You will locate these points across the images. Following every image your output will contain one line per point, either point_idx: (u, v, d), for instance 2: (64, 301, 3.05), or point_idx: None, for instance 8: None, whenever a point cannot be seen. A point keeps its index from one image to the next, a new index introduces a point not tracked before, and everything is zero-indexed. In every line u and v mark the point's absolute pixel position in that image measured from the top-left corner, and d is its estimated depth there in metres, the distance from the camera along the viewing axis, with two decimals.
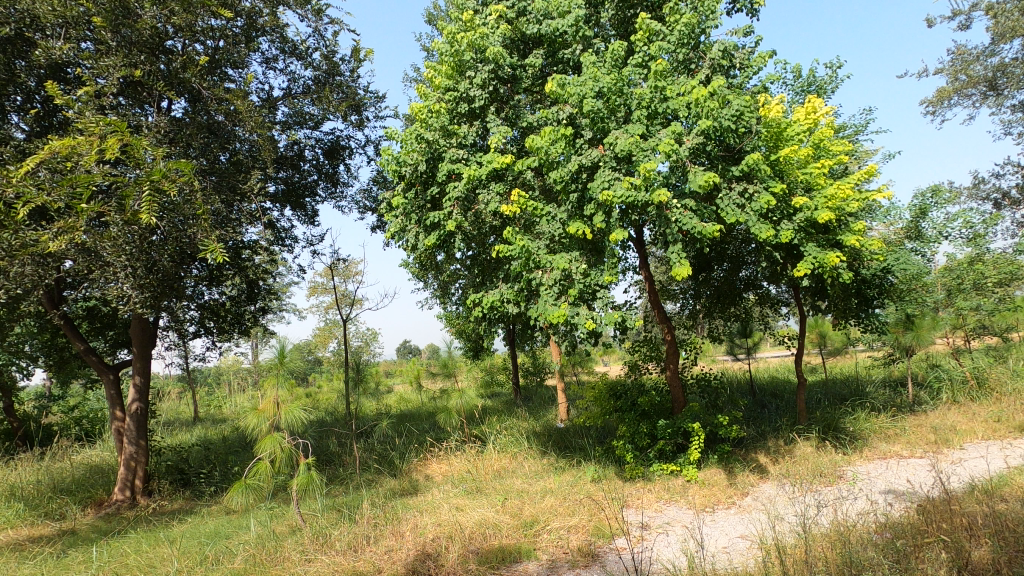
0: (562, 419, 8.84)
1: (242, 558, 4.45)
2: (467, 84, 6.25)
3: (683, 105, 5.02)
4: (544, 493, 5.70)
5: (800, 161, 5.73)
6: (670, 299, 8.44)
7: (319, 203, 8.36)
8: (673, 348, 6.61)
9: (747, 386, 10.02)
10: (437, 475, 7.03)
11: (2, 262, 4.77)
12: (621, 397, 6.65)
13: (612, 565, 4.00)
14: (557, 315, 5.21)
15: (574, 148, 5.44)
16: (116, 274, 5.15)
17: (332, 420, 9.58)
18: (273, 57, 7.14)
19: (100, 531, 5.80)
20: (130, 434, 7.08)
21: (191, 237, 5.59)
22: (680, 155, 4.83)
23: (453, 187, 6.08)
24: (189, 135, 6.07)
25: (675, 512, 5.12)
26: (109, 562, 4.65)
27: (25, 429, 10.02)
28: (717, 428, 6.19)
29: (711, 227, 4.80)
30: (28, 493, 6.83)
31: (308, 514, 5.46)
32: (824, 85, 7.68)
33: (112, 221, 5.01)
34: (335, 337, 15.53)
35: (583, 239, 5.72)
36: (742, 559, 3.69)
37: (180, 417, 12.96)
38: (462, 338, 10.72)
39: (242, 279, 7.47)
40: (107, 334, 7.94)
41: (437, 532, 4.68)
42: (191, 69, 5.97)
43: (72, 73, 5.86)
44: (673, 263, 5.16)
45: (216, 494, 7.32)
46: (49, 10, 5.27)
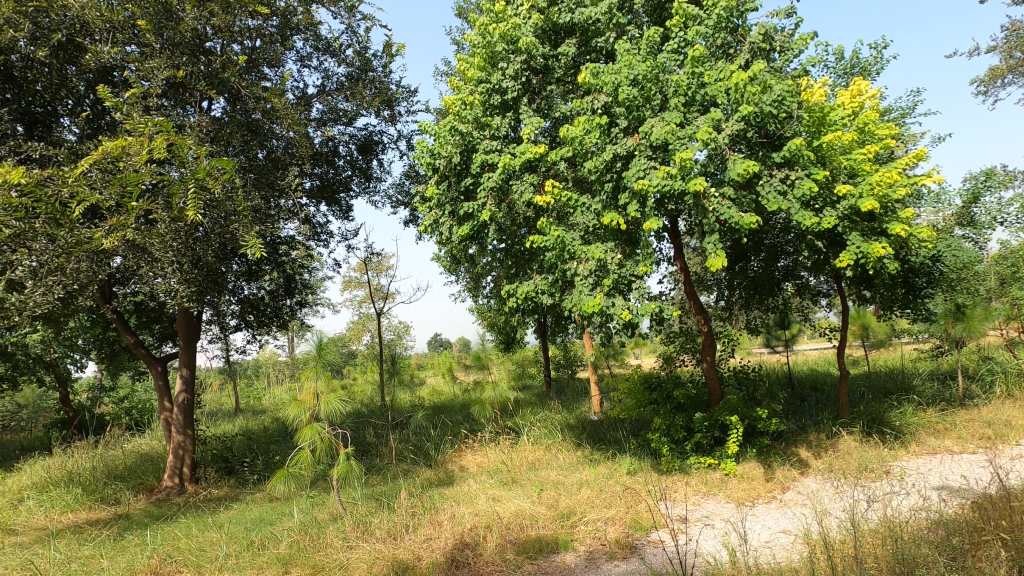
0: (596, 411, 8.80)
1: (287, 544, 4.59)
2: (500, 75, 6.27)
3: (721, 91, 4.94)
4: (580, 485, 5.69)
5: (844, 146, 5.54)
6: (703, 291, 8.29)
7: (353, 198, 8.49)
8: (710, 341, 6.47)
9: (786, 379, 9.78)
10: (472, 467, 7.09)
11: (59, 259, 5.02)
12: (655, 389, 6.58)
13: (652, 558, 3.98)
14: (592, 306, 5.14)
15: (609, 138, 5.35)
16: (163, 269, 5.36)
17: (368, 412, 9.74)
18: (308, 55, 7.26)
19: (152, 516, 6.06)
20: (177, 424, 7.34)
21: (233, 233, 5.75)
22: (719, 143, 4.72)
23: (487, 177, 6.08)
24: (229, 134, 6.22)
25: (715, 506, 5.05)
26: (162, 545, 4.87)
27: (80, 419, 10.55)
28: (755, 421, 6.07)
29: (749, 217, 4.67)
30: (85, 480, 7.18)
31: (348, 503, 5.58)
32: (868, 66, 7.40)
33: (159, 218, 5.18)
34: (369, 331, 15.76)
35: (617, 229, 5.68)
36: (786, 554, 3.63)
37: (222, 408, 13.42)
38: (494, 331, 10.79)
39: (279, 274, 7.66)
40: (154, 327, 8.24)
41: (475, 522, 4.74)
42: (231, 69, 6.13)
43: (118, 77, 6.10)
44: (709, 253, 5.03)
45: (260, 482, 7.54)
46: (97, 16, 5.47)
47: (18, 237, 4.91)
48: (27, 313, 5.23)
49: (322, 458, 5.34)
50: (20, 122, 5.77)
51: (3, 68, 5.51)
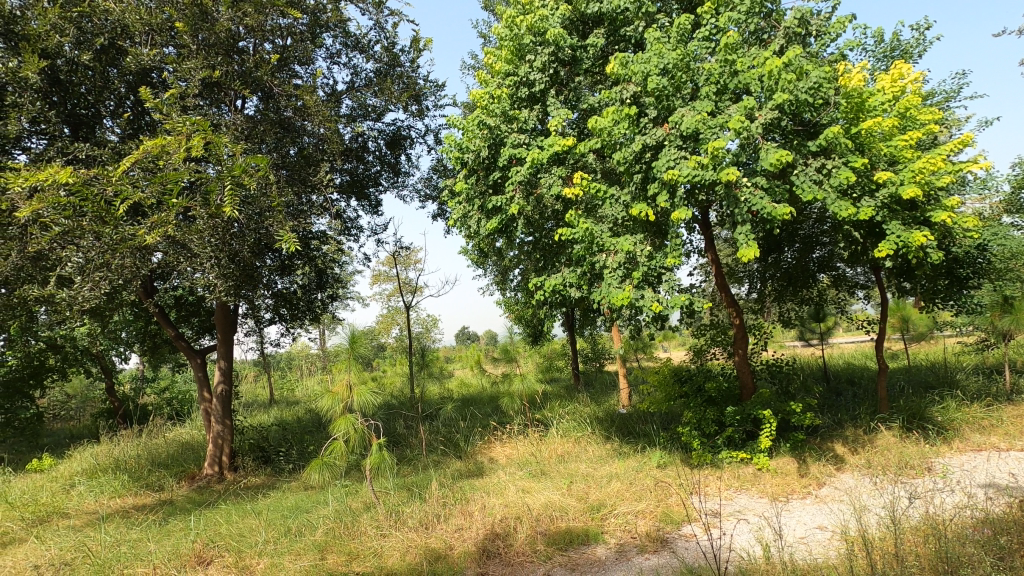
0: (625, 404, 8.75)
1: (322, 531, 4.72)
2: (528, 68, 6.25)
3: (754, 79, 4.83)
4: (610, 477, 5.69)
5: (884, 133, 5.35)
6: (735, 283, 8.14)
7: (382, 193, 8.59)
8: (741, 334, 6.36)
9: (821, 373, 9.56)
10: (501, 458, 7.15)
11: (105, 255, 5.23)
12: (686, 382, 6.51)
13: (683, 552, 3.96)
14: (621, 298, 5.10)
15: (639, 128, 5.28)
16: (202, 264, 5.55)
17: (399, 403, 9.90)
18: (337, 52, 7.36)
19: (194, 502, 6.30)
20: (216, 414, 7.58)
21: (267, 229, 5.88)
22: (752, 132, 4.62)
23: (515, 170, 6.08)
24: (263, 131, 6.35)
25: (747, 500, 4.99)
26: (205, 530, 5.06)
27: (124, 409, 10.99)
28: (789, 416, 5.95)
29: (783, 207, 4.55)
30: (131, 467, 7.49)
31: (380, 492, 5.70)
32: (910, 48, 7.12)
33: (198, 214, 5.32)
34: (397, 324, 15.97)
35: (646, 221, 5.63)
36: (823, 550, 3.57)
37: (258, 399, 13.79)
38: (522, 324, 10.82)
39: (311, 268, 7.82)
40: (194, 321, 8.53)
41: (505, 512, 4.80)
42: (263, 68, 6.25)
43: (157, 77, 6.30)
44: (740, 244, 4.91)
45: (295, 471, 7.74)
46: (137, 19, 5.64)
47: (67, 235, 5.14)
48: (77, 307, 5.47)
49: (355, 448, 5.46)
50: (66, 124, 6.02)
51: (50, 73, 5.74)
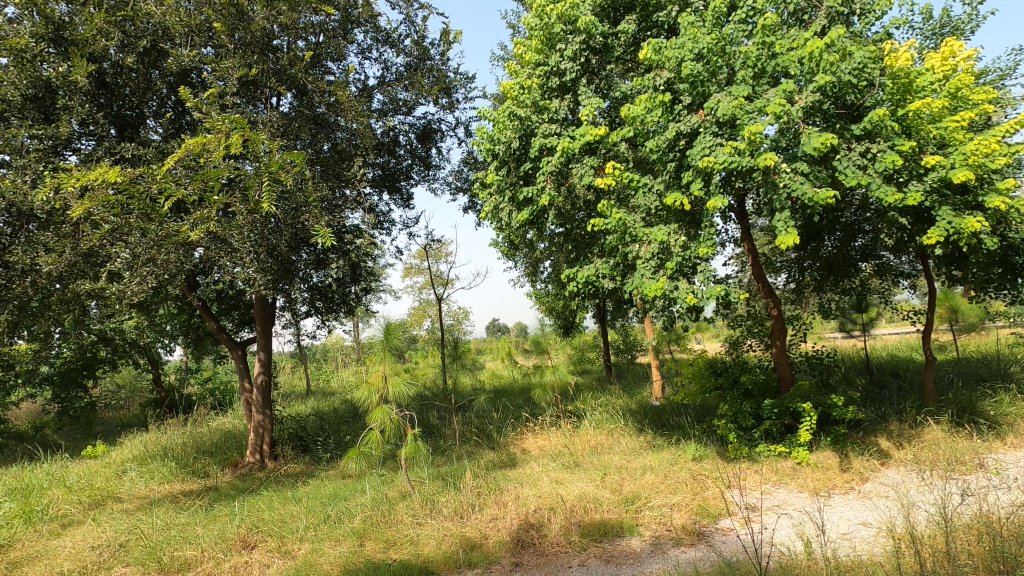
0: (658, 396, 8.66)
1: (360, 519, 4.83)
2: (558, 57, 6.19)
3: (794, 61, 4.67)
4: (644, 470, 5.64)
5: (933, 114, 5.11)
6: (772, 273, 7.93)
7: (414, 186, 8.67)
8: (779, 325, 6.20)
9: (863, 365, 9.26)
10: (534, 450, 7.18)
11: (151, 251, 5.42)
12: (721, 374, 6.39)
13: (720, 545, 3.92)
14: (655, 289, 5.02)
15: (673, 115, 5.17)
16: (242, 259, 5.70)
17: (432, 395, 10.03)
18: (368, 47, 7.42)
19: (238, 489, 6.52)
20: (257, 404, 7.81)
21: (303, 224, 6.00)
22: (792, 116, 4.46)
23: (547, 161, 6.04)
24: (298, 127, 6.48)
25: (786, 495, 4.89)
26: (248, 515, 5.24)
27: (171, 398, 11.45)
28: (830, 409, 5.78)
29: (825, 193, 4.39)
30: (178, 454, 7.81)
31: (416, 481, 5.80)
32: (962, 24, 6.76)
33: (238, 210, 5.47)
34: (429, 316, 16.14)
35: (680, 210, 5.53)
36: (868, 547, 3.48)
37: (295, 390, 14.17)
38: (553, 316, 10.80)
39: (345, 262, 7.95)
40: (234, 314, 8.80)
41: (539, 503, 4.82)
42: (297, 65, 6.36)
43: (196, 77, 6.49)
44: (780, 232, 4.75)
45: (333, 460, 7.94)
46: (178, 21, 5.82)
47: (116, 231, 5.37)
48: (126, 301, 5.69)
49: (391, 438, 5.56)
50: (113, 125, 6.26)
51: (98, 75, 5.96)
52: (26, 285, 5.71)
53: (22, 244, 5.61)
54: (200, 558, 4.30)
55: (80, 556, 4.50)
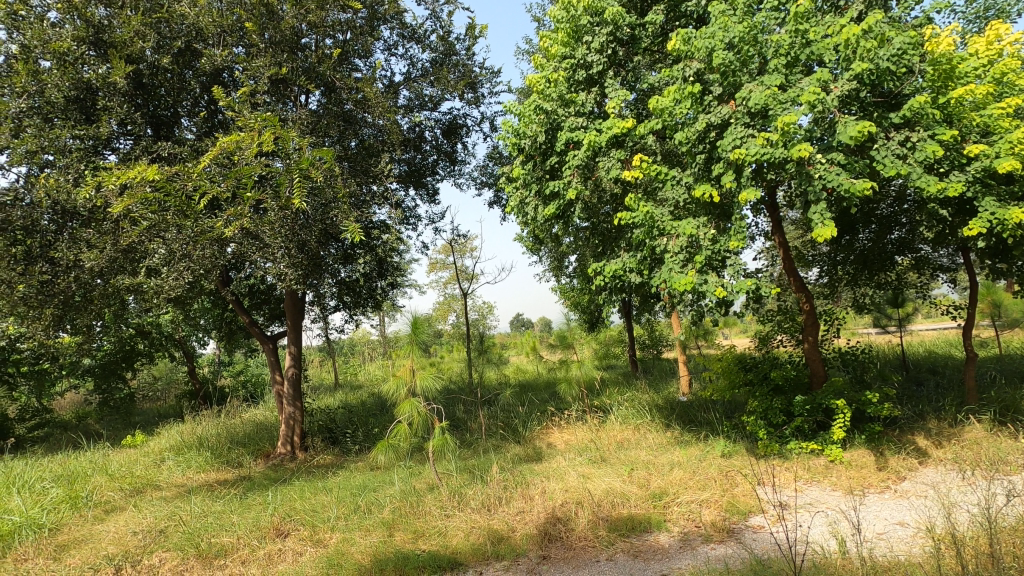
0: (685, 392, 8.57)
1: (389, 510, 4.91)
2: (585, 50, 6.14)
3: (829, 48, 4.55)
4: (672, 465, 5.60)
5: (976, 102, 4.92)
6: (803, 267, 7.75)
7: (439, 181, 8.72)
8: (812, 320, 6.06)
9: (899, 361, 9.00)
10: (560, 444, 7.18)
11: (187, 246, 5.58)
12: (751, 370, 6.28)
13: (750, 543, 3.87)
14: (683, 283, 4.96)
15: (703, 106, 5.09)
16: (274, 254, 5.83)
17: (458, 389, 10.11)
18: (395, 43, 7.47)
19: (271, 479, 6.69)
20: (288, 396, 7.99)
21: (333, 219, 6.09)
22: (827, 105, 4.35)
23: (573, 155, 6.01)
24: (327, 124, 6.57)
25: (819, 493, 4.80)
26: (281, 504, 5.37)
27: (205, 390, 11.79)
28: (864, 406, 5.63)
29: (862, 183, 4.26)
30: (213, 445, 8.04)
31: (443, 474, 5.87)
32: (1009, 6, 6.45)
33: (270, 207, 5.59)
34: (454, 311, 16.26)
35: (709, 203, 5.44)
36: (906, 547, 3.39)
37: (324, 383, 14.44)
38: (579, 310, 10.77)
39: (372, 257, 8.05)
40: (265, 308, 9.00)
41: (567, 497, 4.83)
42: (326, 63, 6.44)
43: (228, 77, 6.64)
44: (814, 225, 4.63)
45: (361, 452, 8.07)
46: (211, 22, 5.96)
47: (155, 228, 5.55)
48: (163, 295, 5.87)
49: (418, 431, 5.63)
50: (149, 125, 6.44)
51: (135, 76, 6.14)
52: (70, 280, 5.94)
53: (67, 241, 5.84)
54: (236, 545, 4.44)
55: (123, 541, 4.68)
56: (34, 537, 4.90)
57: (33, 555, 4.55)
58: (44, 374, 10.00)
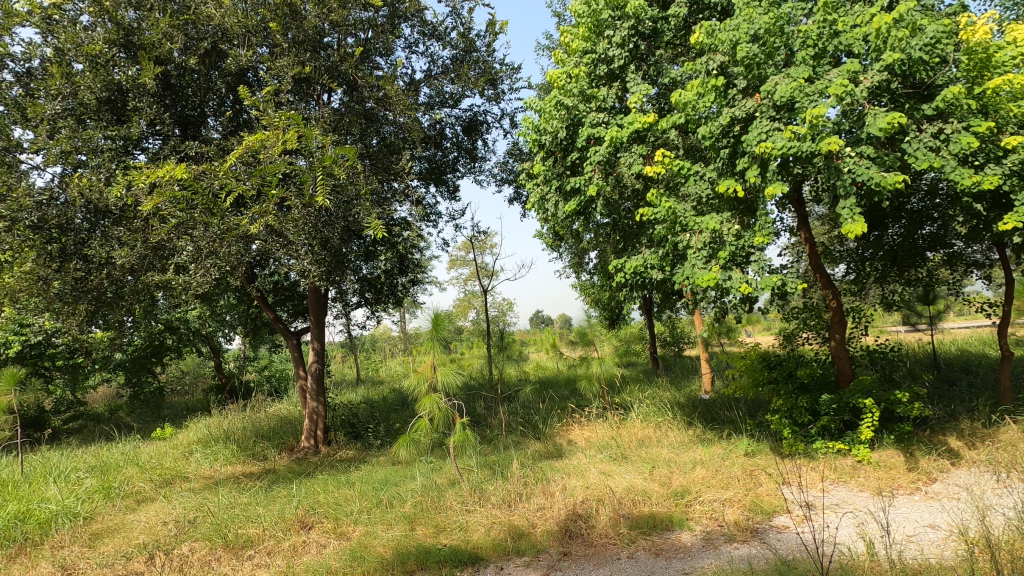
0: (707, 390, 8.46)
1: (411, 504, 4.96)
2: (606, 44, 6.10)
3: (858, 38, 4.43)
4: (694, 464, 5.54)
5: (1013, 92, 4.74)
6: (830, 263, 7.59)
7: (460, 178, 8.74)
8: (839, 317, 5.93)
9: (930, 360, 8.75)
10: (580, 441, 7.16)
11: (214, 244, 5.69)
12: (775, 367, 6.18)
13: (775, 543, 3.81)
14: (707, 279, 4.89)
15: (727, 100, 5.01)
16: (298, 251, 5.91)
17: (478, 385, 10.14)
18: (415, 41, 7.50)
19: (295, 472, 6.80)
20: (311, 391, 8.10)
21: (355, 217, 6.15)
22: (857, 97, 4.24)
23: (594, 150, 5.96)
24: (349, 122, 6.64)
25: (846, 493, 4.70)
26: (306, 497, 5.46)
27: (231, 384, 12.03)
28: (894, 405, 5.49)
29: (893, 177, 4.15)
30: (239, 438, 8.21)
31: (464, 469, 5.89)
32: None
33: (294, 205, 5.68)
34: (474, 307, 16.30)
35: (733, 198, 5.36)
36: (937, 550, 3.31)
37: (346, 378, 14.62)
38: (599, 307, 10.71)
39: (393, 254, 8.11)
40: (289, 304, 9.14)
41: (587, 494, 4.82)
42: (348, 61, 6.50)
43: (253, 76, 6.74)
44: (843, 220, 4.53)
45: (383, 447, 8.16)
46: (236, 23, 6.06)
47: (183, 226, 5.67)
48: (191, 292, 6.00)
49: (439, 427, 5.67)
50: (177, 125, 6.57)
51: (164, 77, 6.28)
52: (102, 276, 6.12)
53: (99, 239, 6.01)
54: (262, 536, 4.53)
55: (154, 530, 4.81)
56: (70, 525, 5.06)
57: (69, 543, 4.70)
58: (78, 368, 10.31)
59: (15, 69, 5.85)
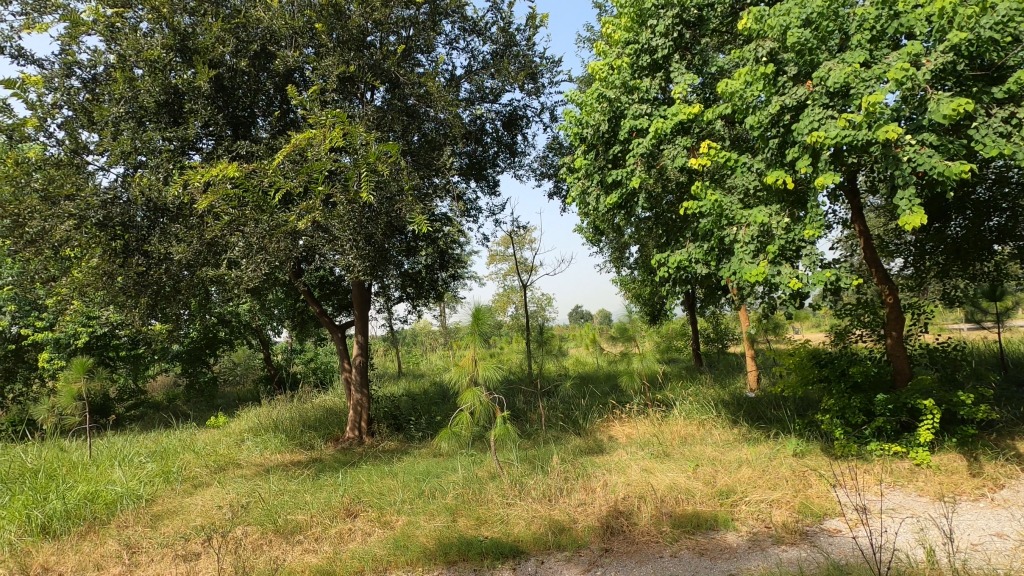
0: (753, 388, 8.23)
1: (453, 496, 5.03)
2: (649, 34, 5.99)
3: (921, 19, 4.19)
4: (740, 463, 5.41)
5: None
6: (886, 257, 7.24)
7: (499, 173, 8.76)
8: (896, 314, 5.65)
9: (996, 359, 8.26)
10: (621, 437, 7.10)
11: (264, 240, 5.88)
12: (826, 365, 5.95)
13: (826, 547, 3.68)
14: (755, 274, 4.75)
15: (776, 88, 4.85)
16: (343, 247, 6.05)
17: (518, 379, 10.18)
18: (456, 37, 7.54)
19: (340, 462, 6.99)
20: (355, 384, 8.31)
21: (397, 212, 6.25)
22: (918, 81, 4.01)
23: (637, 143, 5.87)
24: (392, 120, 6.75)
25: (903, 498, 4.49)
26: (351, 486, 5.61)
27: (279, 376, 12.47)
28: (956, 407, 5.20)
29: (959, 165, 3.91)
30: (287, 428, 8.50)
31: (504, 463, 5.93)
32: None
33: (339, 201, 5.81)
34: (513, 302, 16.36)
35: (783, 190, 5.17)
36: (1005, 561, 3.13)
37: (388, 371, 14.94)
38: (640, 302, 10.57)
39: (434, 249, 8.20)
40: (334, 298, 9.39)
41: (629, 491, 4.78)
42: (391, 59, 6.59)
43: (299, 76, 6.92)
44: (901, 211, 4.30)
45: (425, 439, 8.30)
46: (283, 25, 6.23)
47: (236, 223, 5.90)
48: (243, 286, 6.23)
49: (480, 421, 5.73)
50: (228, 125, 6.82)
51: (217, 79, 6.53)
52: (161, 271, 6.41)
53: (159, 235, 6.31)
54: (310, 523, 4.68)
55: (210, 514, 5.05)
56: (134, 506, 5.37)
57: (133, 523, 4.98)
58: (139, 358, 10.89)
59: (82, 75, 6.18)
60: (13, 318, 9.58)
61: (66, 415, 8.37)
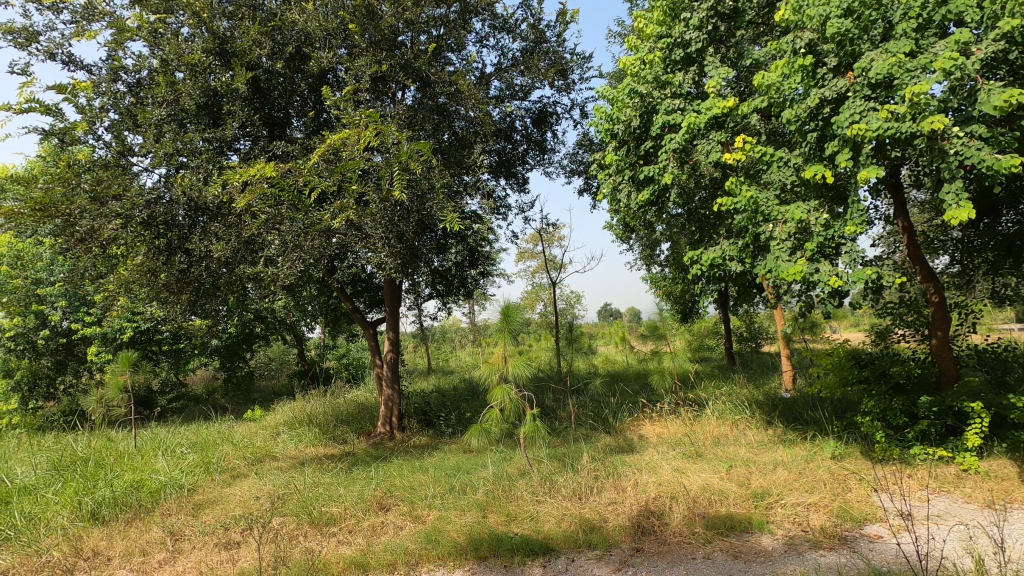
0: (788, 388, 8.04)
1: (483, 492, 5.07)
2: (682, 28, 5.89)
3: (971, 6, 4.00)
4: (775, 464, 5.29)
5: None
6: (931, 254, 6.97)
7: (529, 170, 8.74)
8: (941, 313, 5.43)
9: None
10: (652, 436, 7.03)
11: (299, 237, 6.01)
12: (866, 366, 5.76)
13: (866, 553, 3.57)
14: (792, 272, 4.63)
15: (815, 80, 4.71)
16: (375, 244, 6.14)
17: (548, 377, 10.16)
18: (486, 34, 7.55)
19: (372, 456, 7.11)
20: (387, 380, 8.43)
21: (428, 210, 6.31)
22: (967, 70, 3.84)
23: (669, 139, 5.79)
24: (423, 118, 6.81)
25: (949, 504, 4.33)
26: (383, 480, 5.70)
27: (313, 371, 12.73)
28: (1006, 410, 4.97)
29: (1010, 158, 3.73)
30: (321, 422, 8.69)
31: (534, 460, 5.94)
32: None
33: (372, 200, 5.89)
34: (542, 300, 16.33)
35: (821, 185, 5.01)
36: None
37: (418, 367, 15.10)
38: (671, 300, 10.42)
39: (464, 246, 8.24)
40: (365, 295, 9.54)
41: (660, 491, 4.73)
42: (421, 59, 6.64)
43: (333, 77, 7.03)
44: (947, 206, 4.13)
45: (455, 435, 8.37)
46: (318, 26, 6.35)
47: (272, 221, 6.04)
48: (279, 283, 6.38)
49: (510, 418, 5.75)
50: (265, 125, 6.98)
51: (254, 81, 6.70)
52: (201, 269, 6.62)
53: (199, 234, 6.52)
54: (343, 516, 4.77)
55: (248, 504, 5.20)
56: (177, 495, 5.57)
57: (175, 511, 5.17)
58: (180, 352, 11.28)
59: (127, 80, 6.41)
60: (64, 313, 10.03)
61: (113, 406, 8.73)
